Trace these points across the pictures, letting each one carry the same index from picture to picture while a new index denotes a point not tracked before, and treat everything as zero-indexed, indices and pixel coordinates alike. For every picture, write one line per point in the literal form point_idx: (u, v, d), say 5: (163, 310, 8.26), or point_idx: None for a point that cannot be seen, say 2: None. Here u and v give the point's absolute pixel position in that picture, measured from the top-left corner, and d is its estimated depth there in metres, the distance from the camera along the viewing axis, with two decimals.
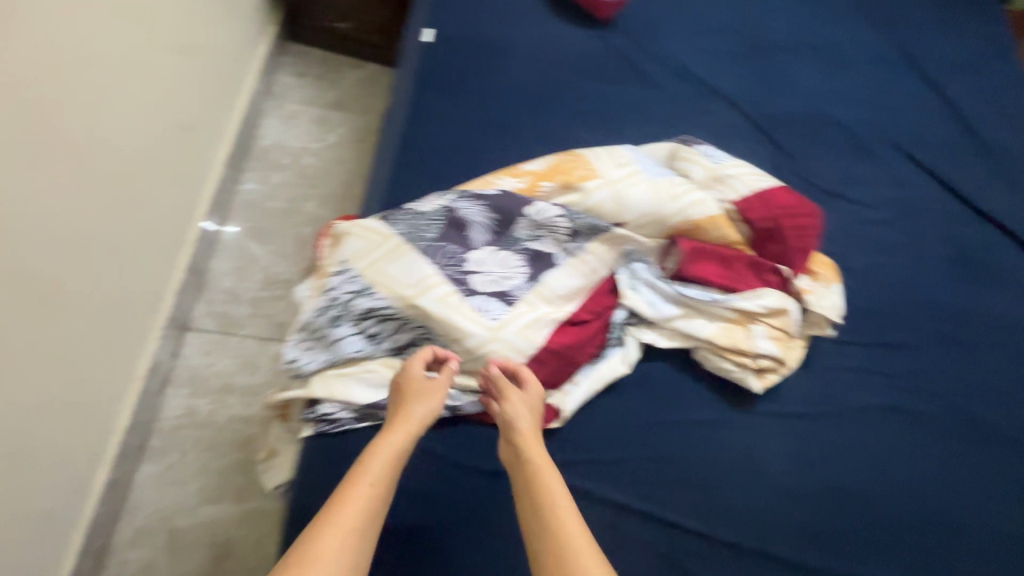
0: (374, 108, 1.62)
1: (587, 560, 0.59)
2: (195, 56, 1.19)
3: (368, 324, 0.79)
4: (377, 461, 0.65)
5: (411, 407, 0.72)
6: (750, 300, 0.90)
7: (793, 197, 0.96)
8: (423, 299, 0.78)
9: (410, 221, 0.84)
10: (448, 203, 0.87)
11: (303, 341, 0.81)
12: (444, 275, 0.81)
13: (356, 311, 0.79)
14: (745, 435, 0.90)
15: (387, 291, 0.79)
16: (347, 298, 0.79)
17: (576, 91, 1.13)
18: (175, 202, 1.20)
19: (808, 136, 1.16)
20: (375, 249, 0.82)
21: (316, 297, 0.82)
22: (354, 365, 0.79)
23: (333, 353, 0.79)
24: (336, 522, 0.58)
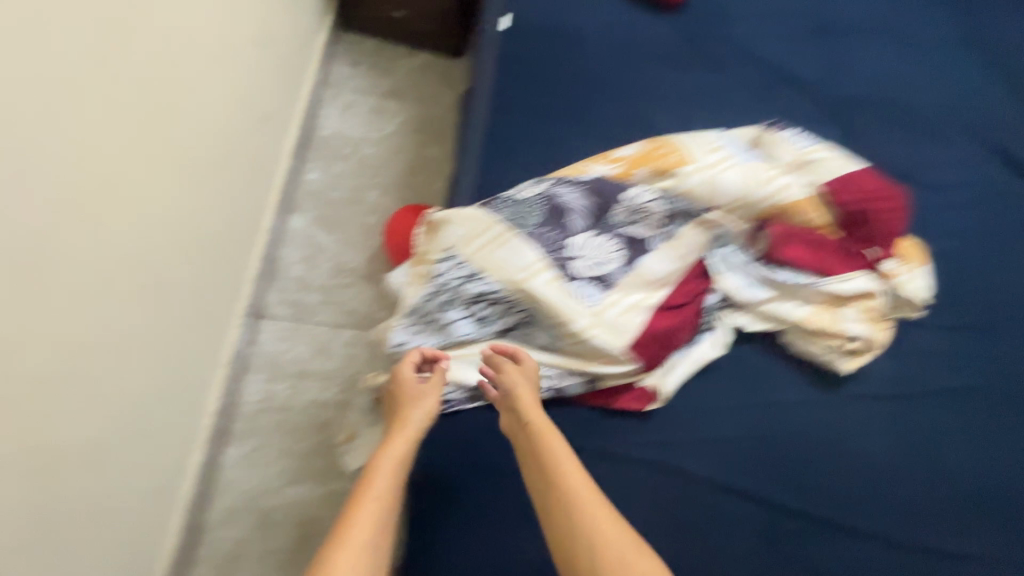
0: (428, 98, 1.63)
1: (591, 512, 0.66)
2: (268, 47, 1.21)
3: (477, 308, 0.83)
4: (380, 473, 0.71)
5: (410, 409, 0.77)
6: (839, 283, 0.91)
7: (878, 181, 0.97)
8: (532, 283, 0.81)
9: (511, 208, 0.86)
10: (546, 190, 0.88)
11: (412, 325, 0.85)
12: (548, 261, 0.83)
13: (467, 296, 0.82)
14: (835, 416, 0.91)
15: (497, 276, 0.81)
16: (456, 284, 0.82)
17: (651, 76, 1.13)
18: (251, 192, 1.23)
19: (885, 117, 1.15)
20: (479, 235, 0.84)
21: (422, 283, 0.85)
22: (463, 347, 0.85)
23: (446, 336, 0.84)
24: (351, 536, 0.64)
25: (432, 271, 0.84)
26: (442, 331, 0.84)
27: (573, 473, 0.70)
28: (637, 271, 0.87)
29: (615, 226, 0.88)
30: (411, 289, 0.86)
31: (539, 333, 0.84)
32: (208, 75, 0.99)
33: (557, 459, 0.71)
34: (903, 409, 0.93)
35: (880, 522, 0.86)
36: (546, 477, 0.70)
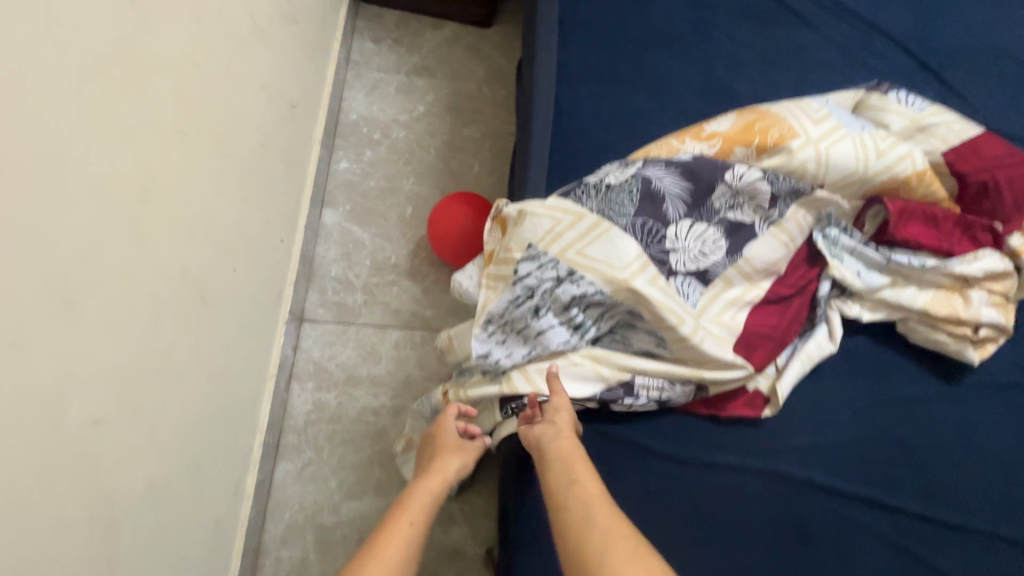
0: (459, 73, 1.51)
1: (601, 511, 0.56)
2: (292, 24, 1.10)
3: (572, 312, 0.75)
4: (414, 502, 0.66)
5: (447, 456, 0.73)
6: (969, 262, 0.79)
7: (1004, 145, 0.85)
8: (639, 281, 0.72)
9: (602, 196, 0.77)
10: (638, 174, 0.79)
11: (496, 335, 0.76)
12: (649, 256, 0.75)
13: (562, 300, 0.74)
14: (964, 409, 0.82)
15: (597, 275, 0.73)
16: (547, 286, 0.74)
17: (725, 38, 1.02)
18: (285, 186, 1.13)
19: (987, 68, 1.04)
20: (568, 230, 0.75)
21: (505, 287, 0.76)
22: (559, 357, 0.76)
23: (537, 344, 0.76)
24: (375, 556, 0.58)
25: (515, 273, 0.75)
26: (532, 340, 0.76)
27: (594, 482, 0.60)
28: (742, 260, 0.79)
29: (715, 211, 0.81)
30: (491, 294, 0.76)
31: (639, 337, 0.77)
32: (237, 58, 0.89)
33: (578, 466, 0.62)
34: None
35: None
36: (564, 476, 0.61)
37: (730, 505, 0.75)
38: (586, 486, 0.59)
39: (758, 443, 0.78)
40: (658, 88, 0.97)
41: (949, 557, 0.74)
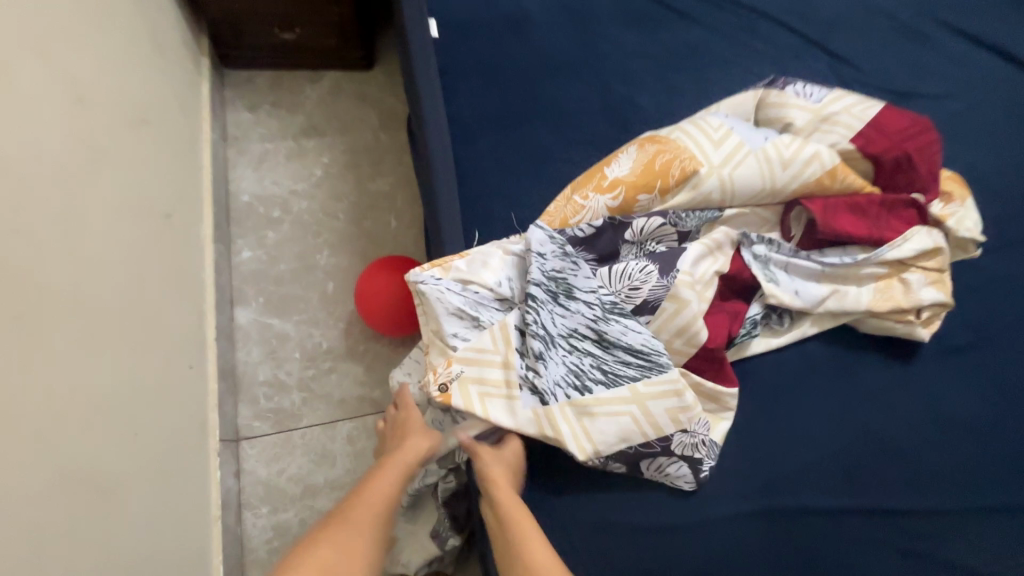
0: (351, 126, 1.40)
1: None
2: (146, 126, 0.97)
3: (584, 342, 0.72)
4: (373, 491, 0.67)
5: (410, 447, 0.73)
6: (898, 248, 0.79)
7: (904, 116, 0.85)
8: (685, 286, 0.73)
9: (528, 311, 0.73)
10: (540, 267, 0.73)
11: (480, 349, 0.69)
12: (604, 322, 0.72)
13: (590, 323, 0.72)
14: (928, 386, 0.82)
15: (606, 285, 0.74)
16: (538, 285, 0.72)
17: (615, 51, 0.98)
18: (183, 305, 1.00)
19: (861, 37, 1.09)
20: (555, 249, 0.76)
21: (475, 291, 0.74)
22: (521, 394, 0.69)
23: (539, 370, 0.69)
24: (365, 500, 0.66)
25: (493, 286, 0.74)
26: (507, 362, 0.69)
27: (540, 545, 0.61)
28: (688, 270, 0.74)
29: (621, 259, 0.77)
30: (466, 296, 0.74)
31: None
32: (81, 192, 0.76)
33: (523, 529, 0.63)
34: (987, 355, 0.84)
35: (1008, 490, 0.77)
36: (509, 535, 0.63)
37: (736, 559, 0.70)
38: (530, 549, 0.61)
39: (732, 475, 0.74)
40: (560, 120, 0.91)
41: (947, 543, 0.74)
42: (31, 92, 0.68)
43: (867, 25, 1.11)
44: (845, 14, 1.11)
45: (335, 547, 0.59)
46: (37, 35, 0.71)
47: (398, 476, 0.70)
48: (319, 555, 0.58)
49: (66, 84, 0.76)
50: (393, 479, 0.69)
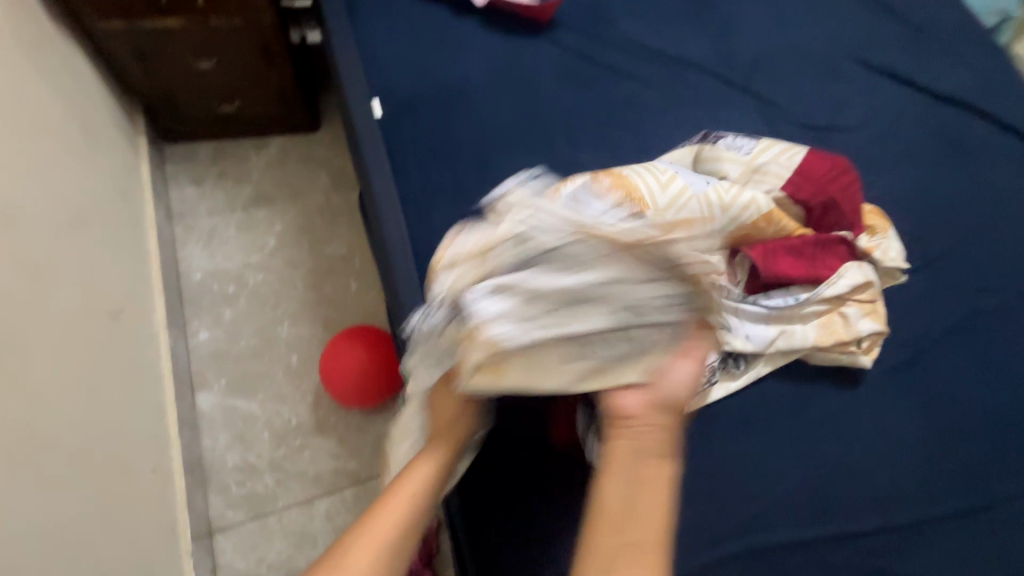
0: (301, 190, 1.39)
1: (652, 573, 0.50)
2: (87, 227, 0.95)
3: None
4: (414, 478, 0.63)
5: (454, 425, 0.69)
6: (837, 285, 0.84)
7: (826, 158, 0.92)
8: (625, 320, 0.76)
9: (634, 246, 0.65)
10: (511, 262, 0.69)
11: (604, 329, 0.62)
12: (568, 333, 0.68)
13: None
14: (876, 407, 0.87)
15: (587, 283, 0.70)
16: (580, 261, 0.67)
17: (557, 110, 1.02)
18: (140, 403, 0.97)
19: (779, 78, 1.17)
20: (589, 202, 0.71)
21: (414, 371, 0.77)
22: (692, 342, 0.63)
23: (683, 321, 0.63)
24: (386, 506, 0.60)
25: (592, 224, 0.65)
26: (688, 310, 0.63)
27: (656, 511, 0.54)
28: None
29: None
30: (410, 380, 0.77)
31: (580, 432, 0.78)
32: (22, 314, 0.73)
33: (651, 479, 0.55)
34: (924, 371, 0.91)
35: (954, 498, 0.84)
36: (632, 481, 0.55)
37: None
38: (648, 516, 0.53)
39: (701, 529, 0.76)
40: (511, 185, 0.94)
41: (908, 558, 0.79)
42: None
43: (784, 65, 1.20)
44: (764, 56, 1.19)
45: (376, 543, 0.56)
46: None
47: (427, 480, 0.63)
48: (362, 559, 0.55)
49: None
50: (435, 464, 0.65)
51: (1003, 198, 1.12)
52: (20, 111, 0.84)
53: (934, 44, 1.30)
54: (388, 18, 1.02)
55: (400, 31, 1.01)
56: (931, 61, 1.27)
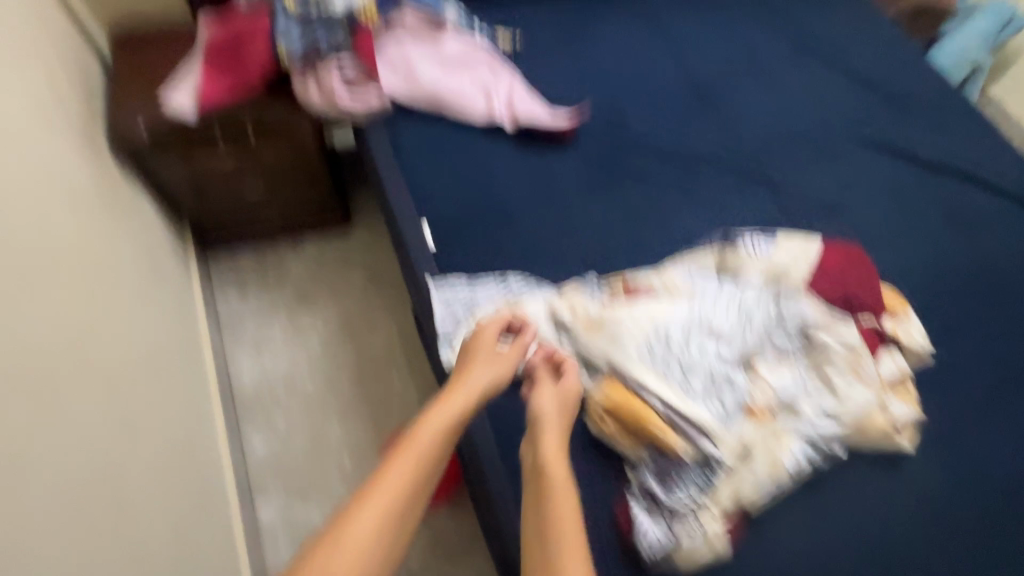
0: (339, 288, 1.45)
1: None
2: (160, 363, 1.01)
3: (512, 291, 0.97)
4: (426, 430, 0.64)
5: (471, 381, 0.72)
6: (787, 422, 0.84)
7: (840, 251, 1.00)
8: (619, 359, 0.83)
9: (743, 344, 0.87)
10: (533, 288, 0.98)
11: (704, 366, 0.84)
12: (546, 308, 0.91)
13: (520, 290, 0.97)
14: (923, 485, 0.92)
15: (596, 357, 0.85)
16: (789, 336, 0.89)
17: (589, 217, 1.10)
18: (217, 528, 1.01)
19: (785, 165, 1.26)
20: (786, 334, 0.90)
21: (470, 275, 0.99)
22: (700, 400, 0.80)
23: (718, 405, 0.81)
24: (400, 454, 0.61)
25: (767, 337, 0.89)
26: (722, 407, 0.81)
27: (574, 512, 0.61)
28: (689, 443, 0.78)
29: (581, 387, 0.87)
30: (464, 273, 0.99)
31: (655, 514, 0.78)
32: (133, 469, 0.80)
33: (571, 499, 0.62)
34: (960, 443, 0.97)
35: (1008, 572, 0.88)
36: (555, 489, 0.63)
37: None
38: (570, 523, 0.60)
39: None
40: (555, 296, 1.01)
41: None
42: (67, 406, 0.71)
43: (787, 151, 1.29)
44: (768, 147, 1.29)
45: (377, 505, 0.56)
46: (59, 340, 0.74)
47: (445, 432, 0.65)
48: (368, 519, 0.55)
49: (108, 374, 0.82)
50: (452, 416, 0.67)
51: (1008, 261, 1.20)
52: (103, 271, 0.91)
53: (920, 118, 1.41)
54: (427, 145, 1.10)
55: (438, 155, 1.10)
56: (921, 133, 1.38)
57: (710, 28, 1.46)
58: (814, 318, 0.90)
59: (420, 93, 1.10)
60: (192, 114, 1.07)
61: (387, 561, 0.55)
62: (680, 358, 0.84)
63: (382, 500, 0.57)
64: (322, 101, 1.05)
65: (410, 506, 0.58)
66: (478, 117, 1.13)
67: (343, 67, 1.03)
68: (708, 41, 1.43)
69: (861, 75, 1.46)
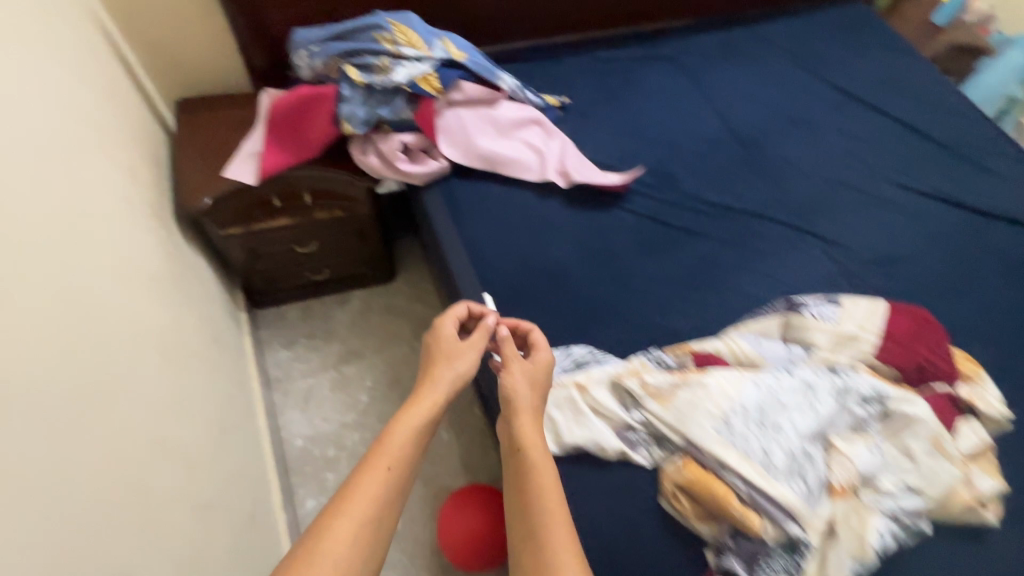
0: (386, 341, 1.46)
1: (561, 547, 0.65)
2: (222, 431, 1.02)
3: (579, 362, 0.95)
4: (395, 441, 0.71)
5: (438, 382, 0.78)
6: (869, 498, 0.80)
7: (906, 314, 0.99)
8: (693, 433, 0.82)
9: (820, 414, 0.84)
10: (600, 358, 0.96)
11: (786, 440, 0.80)
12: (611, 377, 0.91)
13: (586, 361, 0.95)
14: (1013, 562, 0.88)
15: (671, 430, 0.84)
16: (860, 407, 0.86)
17: (645, 277, 1.10)
18: None
19: (836, 217, 1.25)
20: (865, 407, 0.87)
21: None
22: (780, 476, 0.78)
23: (799, 480, 0.78)
24: (375, 463, 0.68)
25: (845, 408, 0.86)
26: (806, 485, 0.78)
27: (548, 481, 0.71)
28: (774, 526, 0.76)
29: (649, 464, 0.87)
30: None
31: None
32: (202, 554, 0.79)
33: (545, 473, 0.72)
34: None
35: None
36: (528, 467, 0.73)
37: None
38: (549, 493, 0.70)
39: None
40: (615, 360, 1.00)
41: None
42: (144, 499, 0.70)
43: (838, 202, 1.28)
44: (817, 197, 1.28)
45: (357, 515, 0.63)
46: (139, 436, 0.74)
47: (417, 434, 0.73)
48: (353, 525, 0.62)
49: (177, 456, 0.82)
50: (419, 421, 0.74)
51: None
52: (172, 354, 0.92)
53: (969, 162, 1.39)
54: (483, 209, 1.11)
55: (495, 221, 1.11)
56: (971, 179, 1.36)
57: (747, 79, 1.47)
58: (883, 390, 0.87)
59: (475, 156, 1.11)
60: (250, 180, 1.09)
61: (374, 554, 0.63)
62: (758, 430, 0.81)
63: (369, 504, 0.64)
64: (380, 164, 1.05)
65: (392, 504, 0.66)
66: (531, 180, 1.15)
67: (402, 137, 1.05)
68: (749, 92, 1.44)
69: (905, 121, 1.45)
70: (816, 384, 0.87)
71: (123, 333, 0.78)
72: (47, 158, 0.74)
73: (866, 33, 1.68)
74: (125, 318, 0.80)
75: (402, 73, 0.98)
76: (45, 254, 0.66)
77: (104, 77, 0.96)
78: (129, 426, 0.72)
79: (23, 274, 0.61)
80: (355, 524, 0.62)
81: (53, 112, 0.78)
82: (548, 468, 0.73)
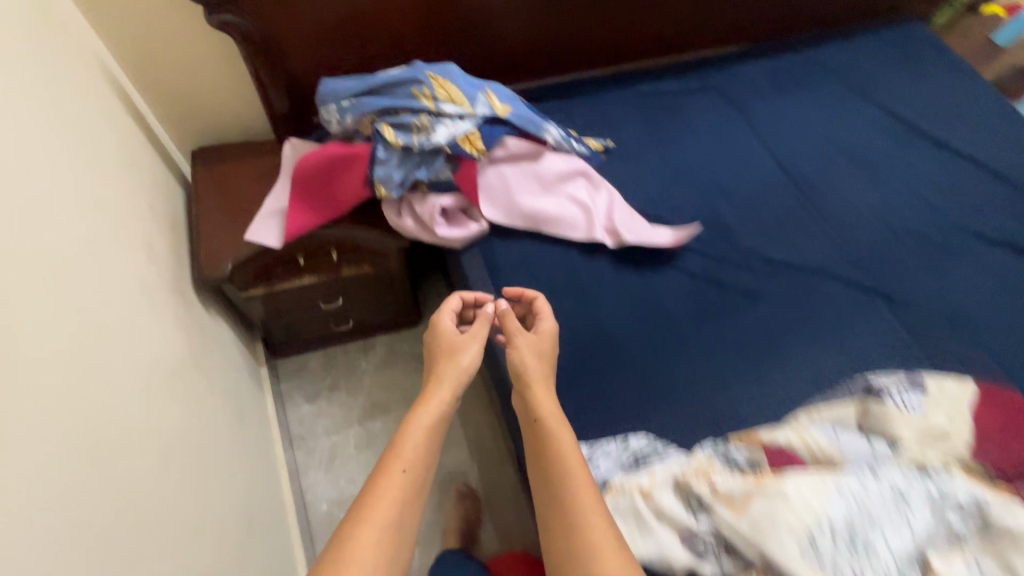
0: (413, 394, 1.37)
1: (588, 511, 0.66)
2: (250, 522, 0.94)
3: (639, 457, 0.87)
4: (408, 444, 0.73)
5: (444, 380, 0.82)
6: None
7: (989, 400, 0.91)
8: (770, 544, 0.70)
9: (909, 529, 0.73)
10: (660, 449, 0.88)
11: (877, 564, 0.70)
12: (673, 475, 0.84)
13: (647, 454, 0.88)
14: None
15: (744, 538, 0.72)
16: (956, 517, 0.74)
17: (703, 350, 1.01)
18: None
19: (903, 270, 1.14)
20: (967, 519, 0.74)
21: (588, 442, 0.92)
22: None
23: None
24: (393, 462, 0.71)
25: (940, 519, 0.74)
26: None
27: (568, 447, 0.73)
28: None
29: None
30: (582, 440, 0.92)
31: None
32: None
33: (563, 442, 0.74)
34: None
35: None
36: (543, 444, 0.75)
37: None
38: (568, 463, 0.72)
39: None
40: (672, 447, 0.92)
41: None
42: None
43: (907, 253, 1.17)
44: (882, 248, 1.17)
45: (378, 517, 0.65)
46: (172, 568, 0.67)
47: (428, 434, 0.76)
48: (379, 524, 0.65)
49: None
50: (428, 422, 0.77)
51: None
52: (198, 441, 0.85)
53: None
54: (526, 271, 1.02)
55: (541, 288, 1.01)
56: None
57: (801, 113, 1.36)
58: (986, 496, 0.74)
59: (518, 215, 1.02)
60: (274, 244, 0.99)
61: (402, 549, 0.65)
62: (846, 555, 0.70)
63: (389, 502, 0.67)
64: (417, 228, 0.97)
65: (412, 500, 0.69)
66: (578, 238, 1.05)
67: (440, 200, 0.96)
68: (804, 128, 1.33)
69: (980, 158, 1.32)
70: (908, 490, 0.76)
71: (154, 449, 0.71)
72: (72, 262, 0.66)
73: (930, 53, 1.53)
74: (152, 420, 0.73)
75: (444, 133, 0.89)
76: (70, 385, 0.58)
77: (121, 142, 0.88)
78: (161, 562, 0.65)
79: (48, 417, 0.54)
80: (377, 529, 0.64)
81: (76, 203, 0.71)
82: (565, 436, 0.74)
